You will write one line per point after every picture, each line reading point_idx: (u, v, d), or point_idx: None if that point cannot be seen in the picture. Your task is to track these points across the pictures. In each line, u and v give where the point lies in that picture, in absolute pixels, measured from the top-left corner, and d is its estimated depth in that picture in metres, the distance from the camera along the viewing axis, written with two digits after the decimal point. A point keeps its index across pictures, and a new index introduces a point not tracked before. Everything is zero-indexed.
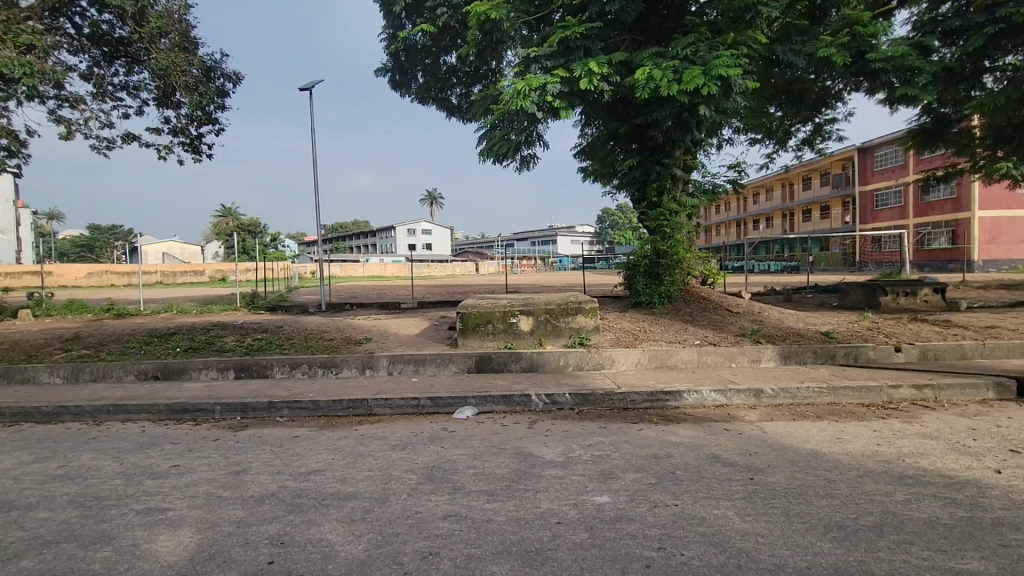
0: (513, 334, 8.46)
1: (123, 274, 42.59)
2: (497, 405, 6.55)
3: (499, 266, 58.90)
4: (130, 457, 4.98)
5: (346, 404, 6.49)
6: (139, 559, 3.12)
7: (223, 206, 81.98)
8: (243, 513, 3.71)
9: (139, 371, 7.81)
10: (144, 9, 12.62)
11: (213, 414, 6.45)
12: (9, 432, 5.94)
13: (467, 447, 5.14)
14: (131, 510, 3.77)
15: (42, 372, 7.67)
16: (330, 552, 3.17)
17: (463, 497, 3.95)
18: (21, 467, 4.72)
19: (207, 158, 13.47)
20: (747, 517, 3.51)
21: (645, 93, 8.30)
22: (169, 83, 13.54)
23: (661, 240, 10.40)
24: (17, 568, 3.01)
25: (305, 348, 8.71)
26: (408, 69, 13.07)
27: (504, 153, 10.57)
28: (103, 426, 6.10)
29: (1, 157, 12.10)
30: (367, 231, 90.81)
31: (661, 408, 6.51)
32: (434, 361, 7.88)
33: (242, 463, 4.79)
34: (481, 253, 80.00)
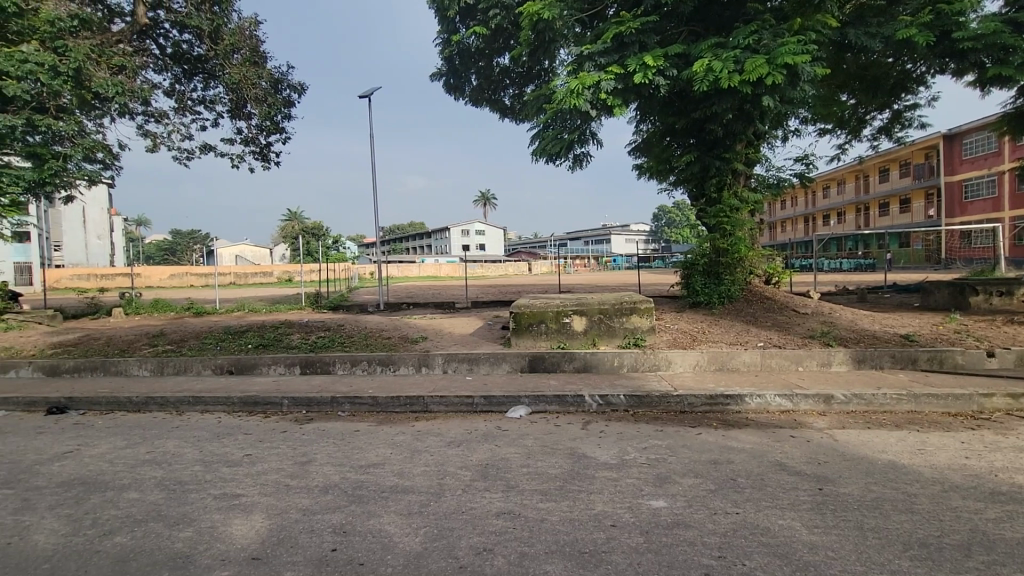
0: (566, 334, 8.41)
1: (201, 275, 45.84)
2: (551, 405, 6.53)
3: (552, 265, 58.77)
4: (208, 446, 5.35)
5: (403, 401, 6.68)
6: (216, 539, 3.35)
7: (290, 211, 87.10)
8: (309, 502, 3.90)
9: (215, 366, 8.38)
10: (219, 27, 13.54)
11: (281, 407, 6.82)
12: (105, 419, 6.53)
13: (521, 446, 5.15)
14: (209, 495, 4.05)
15: (132, 365, 8.37)
16: (389, 543, 3.28)
17: (517, 495, 3.97)
18: (115, 452, 5.18)
19: (274, 165, 15.55)
20: (815, 529, 3.32)
21: (703, 86, 8.02)
22: (241, 95, 14.42)
23: (720, 237, 10.03)
24: (113, 543, 3.31)
25: (365, 346, 9.04)
26: (461, 73, 13.32)
27: (557, 152, 10.55)
28: (185, 416, 6.59)
29: (97, 169, 13.30)
30: (422, 233, 93.12)
31: (721, 412, 6.26)
32: (488, 360, 7.97)
33: (307, 454, 5.04)
34: (534, 254, 79.94)
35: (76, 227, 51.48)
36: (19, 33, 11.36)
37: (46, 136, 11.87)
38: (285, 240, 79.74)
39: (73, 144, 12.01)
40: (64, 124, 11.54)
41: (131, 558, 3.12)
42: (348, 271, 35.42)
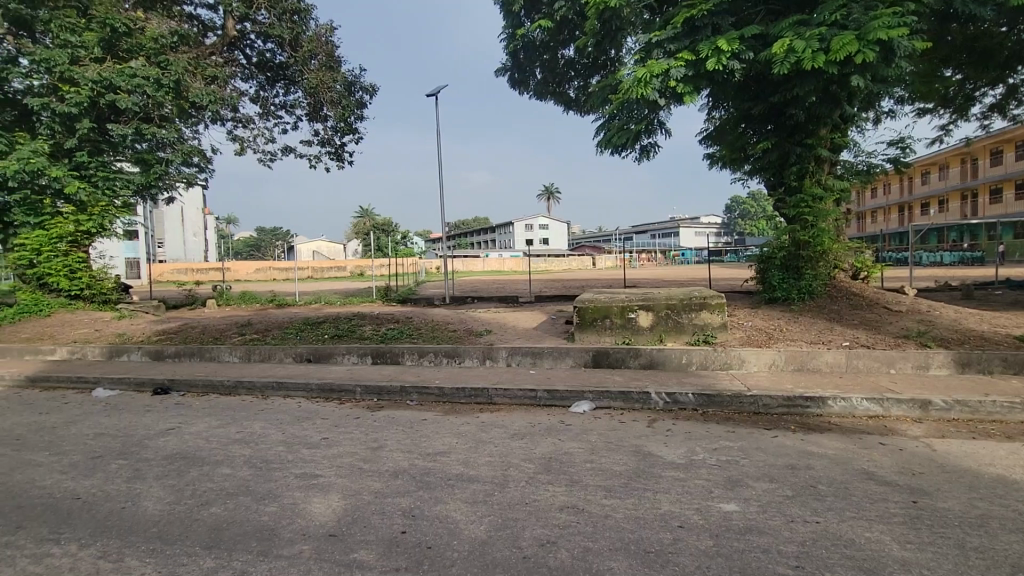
0: (631, 329, 8.23)
1: (283, 269, 49.03)
2: (615, 401, 6.43)
3: (617, 260, 57.68)
4: (290, 428, 5.73)
5: (468, 392, 6.82)
6: (297, 515, 3.59)
7: (362, 209, 91.30)
8: (380, 485, 4.08)
9: (296, 354, 8.95)
10: (298, 35, 14.36)
11: (355, 395, 7.17)
12: (202, 400, 7.16)
13: (585, 441, 5.12)
14: (291, 474, 4.35)
15: (224, 352, 9.12)
16: (455, 529, 3.37)
17: (581, 490, 3.95)
18: (210, 430, 5.67)
19: (346, 163, 16.51)
20: (908, 544, 3.06)
21: (783, 69, 7.54)
22: (318, 99, 15.23)
23: (801, 230, 9.39)
24: (209, 512, 3.63)
25: (432, 338, 9.33)
26: (526, 67, 13.30)
27: (623, 144, 10.32)
28: (269, 400, 7.11)
29: (194, 172, 14.55)
30: (487, 228, 94.38)
31: (800, 415, 5.90)
32: (552, 354, 7.97)
33: (378, 440, 5.27)
34: (598, 249, 78.81)
35: (175, 226, 56.56)
36: (128, 51, 12.52)
37: (151, 143, 13.12)
38: (357, 236, 83.61)
39: (174, 151, 13.22)
40: (166, 131, 12.74)
41: (224, 527, 3.41)
42: (415, 265, 36.64)
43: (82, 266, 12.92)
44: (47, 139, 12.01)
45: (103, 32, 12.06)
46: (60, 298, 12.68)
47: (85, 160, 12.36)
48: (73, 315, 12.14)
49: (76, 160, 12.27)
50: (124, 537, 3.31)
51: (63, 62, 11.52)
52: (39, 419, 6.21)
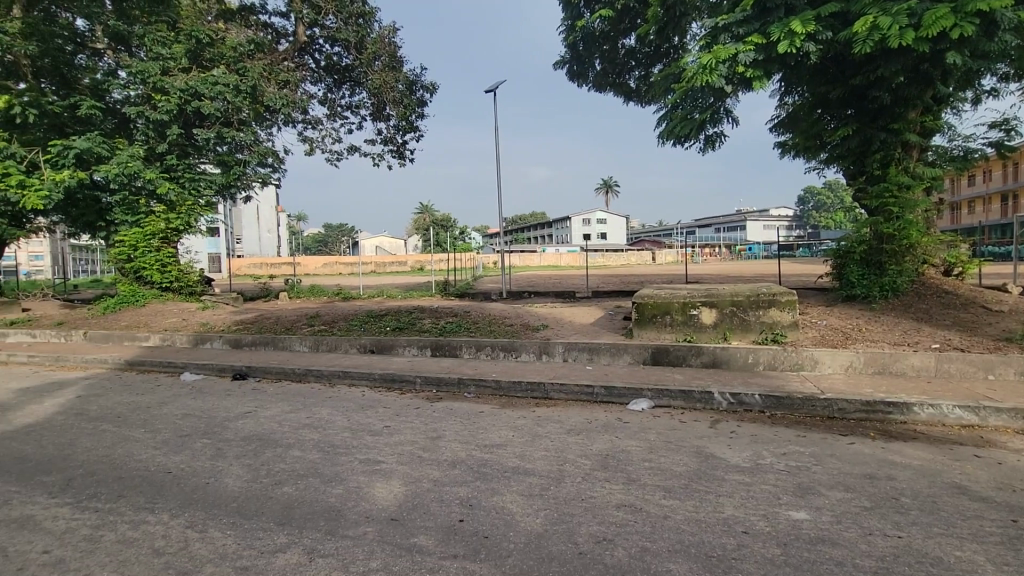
0: (693, 327, 7.97)
1: (348, 264, 51.21)
2: (675, 400, 6.24)
3: (678, 254, 55.97)
4: (355, 415, 5.99)
5: (524, 386, 6.85)
6: (362, 499, 3.74)
7: (422, 205, 93.78)
8: (439, 474, 4.18)
9: (360, 345, 9.33)
10: (363, 37, 14.90)
11: (415, 385, 7.39)
12: (276, 386, 7.63)
13: (643, 440, 5.01)
14: (355, 459, 4.54)
15: (295, 342, 9.65)
16: (512, 521, 3.40)
17: (639, 489, 3.87)
18: (283, 414, 6.03)
19: (407, 161, 17.00)
20: (1006, 567, 2.77)
21: (866, 48, 7.01)
22: (381, 99, 15.75)
23: (885, 222, 8.67)
24: (282, 491, 3.86)
25: (489, 332, 9.45)
26: (585, 58, 13.11)
27: (686, 134, 9.95)
28: (336, 388, 7.47)
29: (268, 172, 15.44)
30: (544, 223, 94.27)
31: (880, 422, 5.49)
32: (609, 350, 7.86)
33: (437, 430, 5.40)
34: (658, 244, 76.65)
35: (251, 222, 60.47)
36: (211, 60, 13.46)
37: (230, 146, 14.08)
38: (417, 232, 85.93)
39: (250, 152, 14.14)
40: (244, 134, 13.63)
41: (296, 506, 3.62)
42: (472, 260, 37.15)
43: (171, 261, 14.08)
44: (142, 144, 13.13)
45: (190, 44, 13.02)
46: (153, 289, 13.88)
47: (175, 162, 13.45)
48: (164, 305, 13.26)
49: (166, 163, 13.34)
50: (207, 510, 3.59)
51: (155, 73, 12.53)
52: (135, 399, 6.84)
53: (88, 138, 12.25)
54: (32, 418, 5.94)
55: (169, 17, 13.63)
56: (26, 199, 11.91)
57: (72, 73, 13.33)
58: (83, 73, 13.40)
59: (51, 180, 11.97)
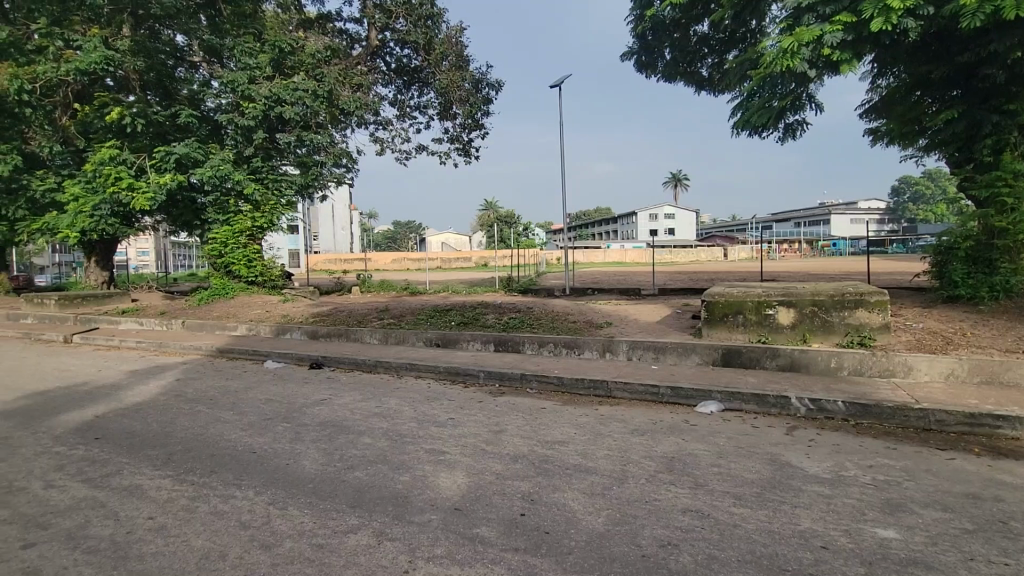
0: (769, 327, 7.53)
1: (415, 259, 52.89)
2: (748, 404, 5.94)
3: (752, 251, 53.18)
4: (421, 406, 6.18)
5: (587, 384, 6.77)
6: (427, 487, 3.86)
7: (487, 202, 95.52)
8: (501, 467, 4.23)
9: (426, 339, 9.62)
10: (431, 39, 15.28)
11: (478, 379, 7.52)
12: (349, 376, 8.04)
13: (712, 444, 4.81)
14: (421, 448, 4.69)
15: (366, 334, 10.11)
16: (573, 518, 3.38)
17: (706, 495, 3.72)
18: (355, 403, 6.34)
19: (473, 159, 17.30)
20: None
21: (974, 22, 6.33)
22: (448, 99, 16.10)
23: (996, 214, 7.77)
24: (353, 476, 4.06)
25: (552, 328, 9.43)
26: (655, 48, 12.73)
27: (764, 123, 9.41)
28: (403, 379, 7.75)
29: (342, 172, 16.20)
30: (609, 218, 92.75)
31: (986, 437, 4.95)
32: (676, 349, 7.60)
33: (500, 424, 5.46)
34: (731, 239, 73.11)
35: (327, 220, 64.04)
36: (292, 67, 14.32)
37: (309, 148, 14.92)
38: (481, 228, 87.39)
39: (327, 153, 14.92)
40: (321, 137, 14.40)
41: (366, 491, 3.79)
42: (536, 256, 37.21)
43: (257, 256, 15.15)
44: (232, 148, 14.20)
45: (274, 53, 13.92)
46: (241, 283, 14.98)
47: (260, 164, 14.45)
48: (251, 298, 14.29)
49: (253, 165, 14.37)
50: (286, 489, 3.83)
51: (243, 82, 13.45)
52: (225, 383, 7.44)
53: (186, 144, 13.39)
54: (139, 397, 6.62)
55: (255, 29, 14.60)
56: (136, 200, 13.25)
57: (173, 84, 14.61)
58: (182, 85, 14.66)
59: (157, 183, 13.24)
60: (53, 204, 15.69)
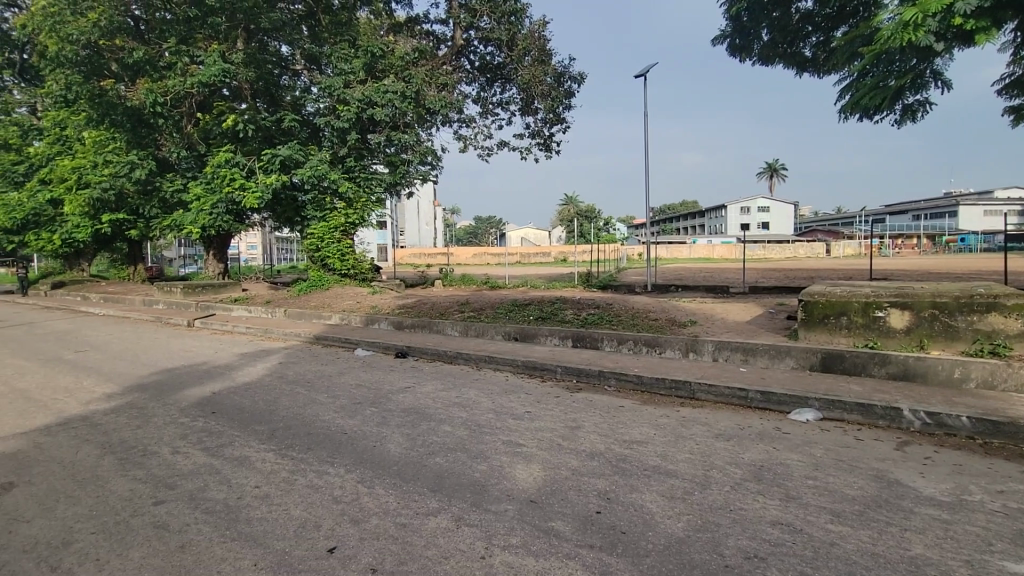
0: (878, 331, 6.84)
1: (495, 254, 53.71)
2: (850, 414, 5.44)
3: (860, 247, 48.39)
4: (499, 398, 6.29)
5: (669, 384, 6.54)
6: (504, 477, 3.92)
7: (568, 197, 95.05)
8: (577, 463, 4.20)
9: (505, 333, 9.75)
10: (514, 34, 15.36)
11: (555, 373, 7.51)
12: (431, 366, 8.36)
13: (807, 454, 4.47)
14: (498, 439, 4.77)
15: (448, 326, 10.45)
16: (650, 520, 3.28)
17: (799, 508, 3.46)
18: (437, 392, 6.59)
19: (554, 153, 17.27)
20: None
21: None
22: (530, 94, 16.18)
23: None
24: (434, 461, 4.23)
25: (632, 325, 9.20)
26: (751, 29, 11.97)
27: (877, 105, 8.53)
28: (482, 371, 7.93)
29: (427, 170, 16.82)
30: (695, 212, 88.61)
31: None
32: (768, 352, 7.12)
33: (576, 421, 5.41)
34: (835, 234, 67.03)
35: (413, 216, 66.95)
36: (383, 71, 15.08)
37: (397, 147, 15.67)
38: (561, 223, 87.04)
39: (413, 152, 15.59)
40: (408, 136, 15.06)
41: (445, 476, 3.92)
42: (617, 252, 36.48)
43: (350, 251, 16.14)
44: (328, 149, 15.23)
45: (366, 58, 14.72)
46: (335, 276, 16.00)
47: (353, 164, 15.39)
48: (344, 289, 15.25)
49: (347, 164, 15.33)
50: (374, 469, 4.06)
51: (339, 87, 14.35)
52: (320, 368, 8.03)
53: (289, 147, 14.53)
54: (247, 378, 7.31)
55: (351, 35, 15.47)
56: (247, 199, 14.62)
57: (278, 92, 15.90)
58: (286, 91, 15.91)
59: (264, 183, 14.53)
60: (179, 204, 17.68)
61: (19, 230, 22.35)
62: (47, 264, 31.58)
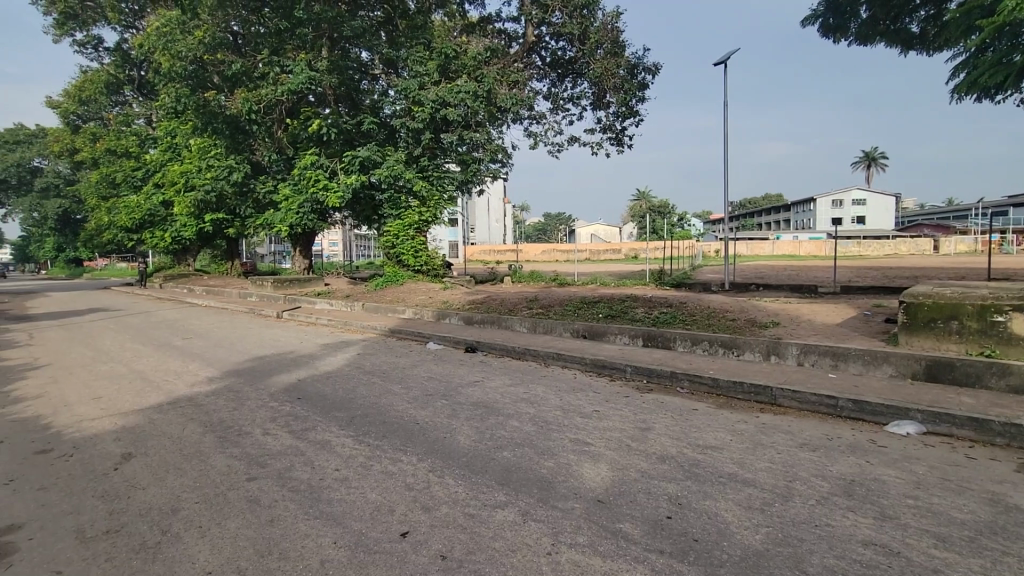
0: (996, 338, 6.07)
1: (565, 251, 53.51)
2: (960, 429, 4.89)
3: (975, 243, 43.30)
4: (567, 396, 6.26)
5: (747, 388, 6.20)
6: (570, 476, 3.89)
7: (640, 192, 92.65)
8: (647, 465, 4.09)
9: (573, 330, 9.66)
10: (587, 28, 15.14)
11: (625, 373, 7.34)
12: (499, 362, 8.46)
13: (907, 471, 4.07)
14: (566, 437, 4.73)
15: (516, 322, 10.52)
16: (725, 530, 3.12)
17: (896, 529, 3.15)
18: (505, 387, 6.66)
19: (626, 148, 16.90)
20: None
21: None
22: (602, 87, 15.94)
23: None
24: (502, 455, 4.27)
25: (708, 325, 8.81)
26: (847, 7, 11.05)
27: (998, 84, 7.61)
28: (550, 368, 7.92)
29: (498, 167, 17.03)
30: (780, 206, 83.23)
31: None
32: (862, 358, 6.55)
33: (646, 422, 5.26)
34: (944, 228, 60.44)
35: (484, 213, 68.11)
36: (456, 71, 15.40)
37: (469, 146, 16.00)
38: (633, 219, 84.95)
39: (484, 150, 15.84)
40: (480, 134, 15.30)
41: (513, 471, 3.95)
42: (692, 249, 35.09)
43: (423, 248, 16.70)
44: (404, 149, 15.82)
45: (440, 60, 15.11)
46: (409, 271, 16.61)
47: (426, 164, 15.92)
48: (417, 285, 15.81)
49: (421, 164, 15.85)
50: (443, 460, 4.17)
51: (414, 88, 14.84)
52: (395, 360, 8.37)
53: (368, 148, 15.25)
54: (328, 367, 7.76)
55: (426, 38, 15.93)
56: (330, 199, 15.55)
57: (358, 96, 16.70)
58: (365, 96, 16.68)
59: (345, 184, 15.36)
60: (270, 204, 19.07)
61: (138, 228, 25.10)
62: (161, 259, 35.27)
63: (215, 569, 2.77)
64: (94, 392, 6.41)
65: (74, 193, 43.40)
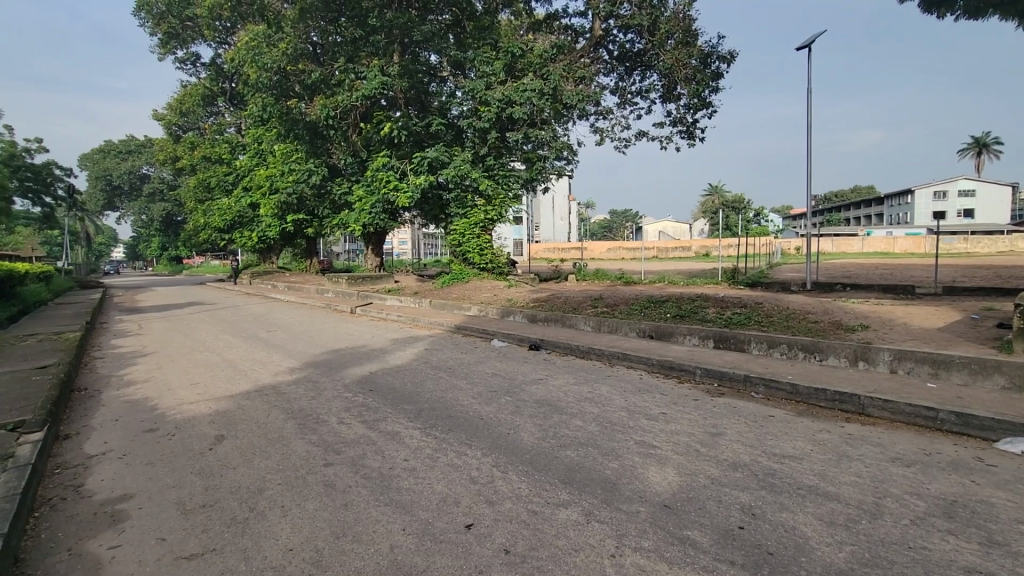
0: None
1: (632, 249, 52.36)
2: None
3: None
4: (633, 397, 6.12)
5: (830, 395, 5.78)
6: (636, 478, 3.80)
7: (713, 187, 88.73)
8: (718, 472, 3.91)
9: (640, 330, 9.43)
10: (657, 18, 14.69)
11: (694, 375, 7.06)
12: (563, 360, 8.44)
13: (1022, 494, 3.62)
14: (631, 439, 4.63)
15: (580, 321, 10.43)
16: (804, 545, 2.92)
17: (1007, 557, 2.82)
18: (569, 385, 6.63)
19: (697, 141, 16.26)
20: None
21: None
22: (673, 79, 15.42)
23: None
24: (565, 454, 4.25)
25: (786, 327, 8.30)
26: None
27: None
28: (614, 368, 7.79)
29: (563, 165, 16.95)
30: (869, 200, 76.84)
31: None
32: (968, 367, 5.91)
33: (717, 427, 5.04)
34: None
35: (549, 211, 68.11)
36: (522, 69, 15.44)
37: (534, 144, 16.02)
38: (704, 216, 81.65)
39: (549, 148, 15.79)
40: (545, 132, 15.26)
41: (577, 470, 3.91)
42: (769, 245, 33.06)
43: (488, 246, 16.91)
44: (470, 149, 16.08)
45: (507, 58, 15.20)
46: (475, 269, 16.90)
47: (492, 163, 16.11)
48: (482, 282, 16.03)
49: (486, 163, 16.04)
50: (508, 456, 4.21)
51: (481, 89, 15.07)
52: (460, 356, 8.55)
53: (436, 149, 15.67)
54: (397, 361, 8.07)
55: (492, 39, 16.14)
56: (400, 198, 16.13)
57: (427, 99, 17.16)
58: (434, 97, 17.13)
59: (414, 184, 15.84)
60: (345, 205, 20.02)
61: (229, 229, 27.23)
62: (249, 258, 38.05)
63: (295, 546, 2.95)
64: (192, 378, 7.05)
65: (176, 197, 47.94)
